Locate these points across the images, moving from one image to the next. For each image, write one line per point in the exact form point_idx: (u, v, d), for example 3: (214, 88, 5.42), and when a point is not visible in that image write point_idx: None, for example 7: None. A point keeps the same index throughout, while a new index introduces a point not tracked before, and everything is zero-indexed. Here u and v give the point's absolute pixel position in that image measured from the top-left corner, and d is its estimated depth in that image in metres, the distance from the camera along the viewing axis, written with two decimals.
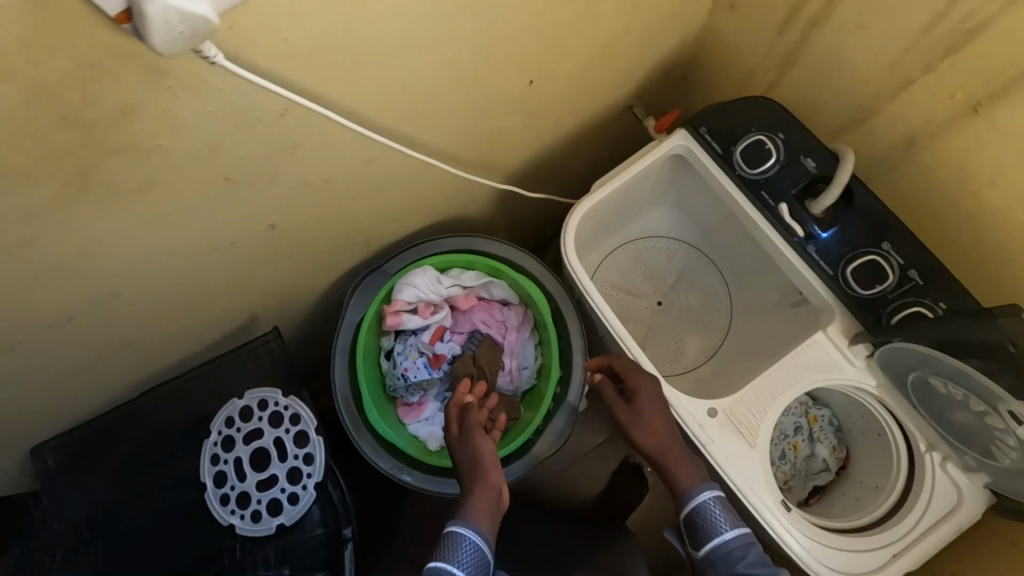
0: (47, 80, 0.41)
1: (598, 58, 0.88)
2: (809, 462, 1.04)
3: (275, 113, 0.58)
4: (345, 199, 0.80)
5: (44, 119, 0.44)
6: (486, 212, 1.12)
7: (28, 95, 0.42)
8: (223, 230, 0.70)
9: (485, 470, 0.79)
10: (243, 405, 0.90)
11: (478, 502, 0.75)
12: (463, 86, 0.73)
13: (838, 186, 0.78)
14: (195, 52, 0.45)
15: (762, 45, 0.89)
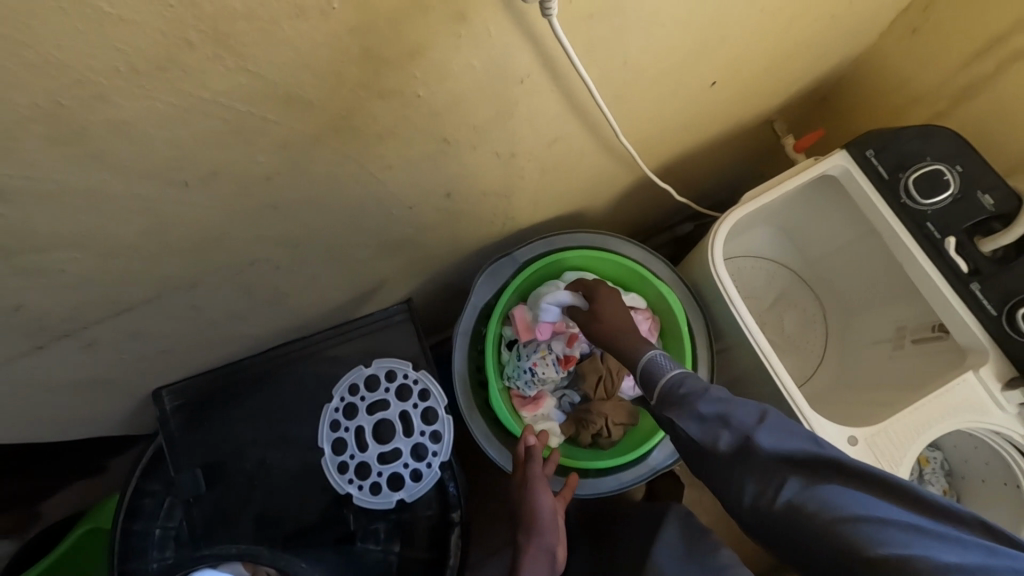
0: (379, 10, 0.39)
1: (775, 67, 0.87)
2: None
3: (517, 79, 0.56)
4: (515, 176, 0.78)
5: (353, 49, 0.42)
6: (609, 209, 1.10)
7: (356, 22, 0.39)
8: (411, 191, 0.67)
9: (542, 529, 0.77)
10: (369, 374, 0.87)
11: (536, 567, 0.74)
12: (665, 77, 0.72)
13: (1022, 226, 0.77)
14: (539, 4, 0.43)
15: (938, 75, 0.88)
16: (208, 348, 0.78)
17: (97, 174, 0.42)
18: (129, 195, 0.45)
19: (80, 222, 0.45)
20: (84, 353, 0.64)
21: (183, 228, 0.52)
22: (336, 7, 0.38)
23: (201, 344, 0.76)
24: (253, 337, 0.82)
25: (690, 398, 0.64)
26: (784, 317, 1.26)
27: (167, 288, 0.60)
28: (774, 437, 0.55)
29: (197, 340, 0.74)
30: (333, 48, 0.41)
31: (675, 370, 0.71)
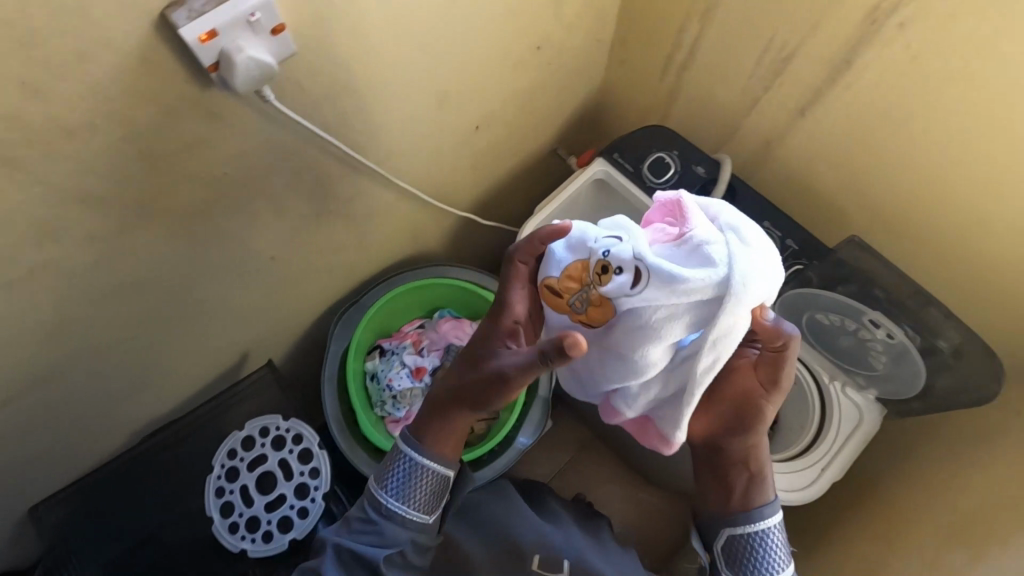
0: (135, 123, 0.54)
1: (526, 107, 1.10)
2: None
3: (289, 152, 0.72)
4: (333, 233, 0.93)
5: (126, 153, 0.56)
6: (447, 247, 1.28)
7: (120, 134, 0.54)
8: (235, 260, 0.80)
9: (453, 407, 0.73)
10: (244, 436, 0.95)
11: (446, 432, 0.72)
12: (427, 129, 0.91)
13: (722, 182, 1.03)
14: (257, 93, 0.59)
15: (649, 88, 1.15)
16: (78, 447, 0.84)
17: None
18: None
19: None
20: None
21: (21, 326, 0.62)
22: (96, 123, 0.52)
23: (71, 445, 0.83)
24: (122, 429, 0.89)
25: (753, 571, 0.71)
26: None
27: (18, 388, 0.68)
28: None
29: (62, 440, 0.81)
30: (107, 154, 0.54)
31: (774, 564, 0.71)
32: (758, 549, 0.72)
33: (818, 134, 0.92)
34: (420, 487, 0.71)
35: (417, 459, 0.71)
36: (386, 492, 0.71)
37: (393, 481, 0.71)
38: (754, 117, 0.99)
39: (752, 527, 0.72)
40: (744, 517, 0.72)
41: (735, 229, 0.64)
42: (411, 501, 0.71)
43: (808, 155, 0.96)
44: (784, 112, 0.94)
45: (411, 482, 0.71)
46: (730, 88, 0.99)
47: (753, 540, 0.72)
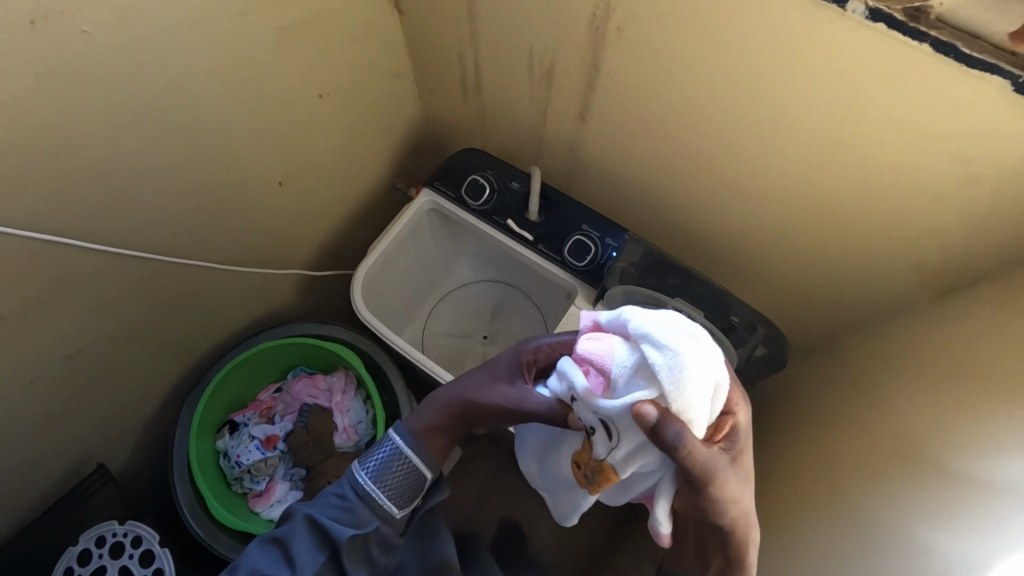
0: None
1: (335, 154, 1.09)
2: None
3: (28, 255, 0.71)
4: (137, 319, 0.91)
5: None
6: (304, 302, 1.26)
7: None
8: (9, 370, 0.78)
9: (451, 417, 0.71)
10: (80, 550, 0.89)
11: (436, 435, 0.71)
12: (212, 199, 0.90)
13: (534, 193, 1.04)
14: None
15: (462, 114, 1.17)
16: None
17: None
18: None
19: None
20: None
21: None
22: None
23: None
24: None
25: None
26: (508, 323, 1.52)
27: None
28: None
29: None
30: None
31: None
32: None
33: (599, 136, 0.95)
34: (395, 471, 0.69)
35: (398, 445, 0.70)
36: (362, 466, 0.69)
37: (381, 456, 0.70)
38: (548, 129, 1.02)
39: None
40: None
41: (651, 335, 0.49)
42: (386, 480, 0.69)
43: (601, 155, 0.98)
44: (566, 120, 0.97)
45: (387, 462, 0.69)
46: (519, 105, 1.02)
47: None
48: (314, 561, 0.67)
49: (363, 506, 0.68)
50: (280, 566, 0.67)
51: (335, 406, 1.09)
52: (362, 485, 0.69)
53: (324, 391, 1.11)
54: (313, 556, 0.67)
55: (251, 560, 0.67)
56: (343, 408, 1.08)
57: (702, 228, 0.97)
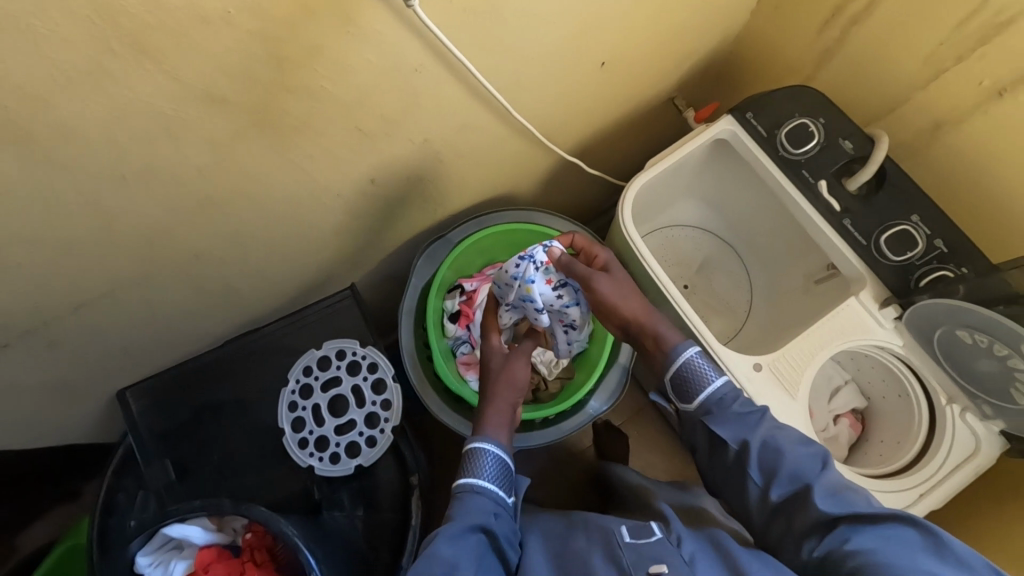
0: (272, 31, 0.49)
1: (658, 48, 0.98)
2: (844, 432, 1.10)
3: (412, 68, 0.65)
4: (434, 160, 0.87)
5: (258, 70, 0.52)
6: (539, 190, 1.20)
7: (260, 51, 0.50)
8: (337, 179, 0.76)
9: (508, 388, 0.82)
10: (322, 354, 0.96)
11: (499, 419, 0.78)
12: (552, 60, 0.82)
13: (874, 162, 0.89)
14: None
15: (802, 43, 1.00)
16: (155, 344, 0.84)
17: (64, 183, 0.51)
18: (81, 191, 0.53)
19: (36, 222, 0.53)
20: (44, 352, 0.71)
21: (143, 215, 0.60)
22: (231, 13, 0.46)
23: (150, 342, 0.84)
24: (204, 331, 0.90)
25: (718, 404, 0.75)
26: (712, 278, 1.47)
27: (122, 282, 0.68)
28: (831, 500, 0.65)
29: (156, 330, 0.82)
30: (237, 51, 0.49)
31: (714, 379, 0.77)
32: (696, 368, 0.77)
33: (1014, 122, 0.78)
34: (500, 474, 0.73)
35: (494, 451, 0.74)
36: (478, 477, 0.71)
37: (487, 467, 0.72)
38: (932, 92, 0.85)
39: (679, 357, 0.77)
40: (670, 355, 0.78)
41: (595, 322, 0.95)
42: (499, 480, 0.72)
43: (983, 146, 0.82)
44: (978, 90, 0.79)
45: (498, 472, 0.73)
46: (912, 54, 0.85)
47: (685, 365, 0.77)
48: (620, 555, 0.62)
49: (479, 511, 0.67)
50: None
51: None
52: (484, 488, 0.70)
53: None
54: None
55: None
56: None
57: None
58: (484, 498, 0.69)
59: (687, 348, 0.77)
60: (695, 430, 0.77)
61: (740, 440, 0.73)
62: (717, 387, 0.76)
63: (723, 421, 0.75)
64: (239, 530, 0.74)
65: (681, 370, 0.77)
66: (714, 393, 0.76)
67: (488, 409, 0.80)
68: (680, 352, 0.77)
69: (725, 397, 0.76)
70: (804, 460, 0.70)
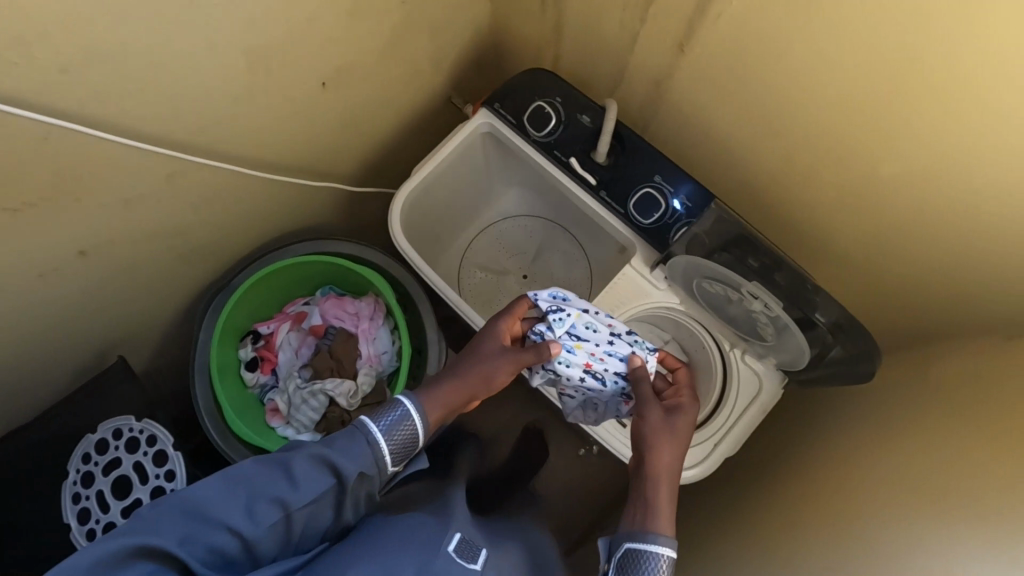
0: None
1: (387, 58, 0.97)
2: None
3: (35, 137, 0.62)
4: (159, 217, 0.85)
5: None
6: (335, 217, 1.18)
7: None
8: (25, 261, 0.73)
9: (461, 371, 0.72)
10: (98, 438, 0.90)
11: (439, 396, 0.70)
12: (244, 94, 0.80)
13: (606, 134, 0.90)
14: None
15: (533, 26, 1.01)
16: None
17: None
18: None
19: None
20: None
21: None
22: None
23: None
24: None
25: None
26: (550, 261, 1.47)
27: None
28: None
29: None
30: None
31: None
32: (647, 565, 0.60)
33: (697, 72, 0.80)
34: (399, 441, 0.64)
35: (408, 405, 0.65)
36: (374, 421, 0.63)
37: (397, 420, 0.64)
38: (635, 55, 0.87)
39: (641, 543, 0.61)
40: (642, 535, 0.62)
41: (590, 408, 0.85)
42: (394, 438, 0.63)
43: (695, 97, 0.84)
44: (661, 48, 0.81)
45: (406, 428, 0.64)
46: (605, 22, 0.86)
47: (638, 554, 0.61)
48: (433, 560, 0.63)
49: (347, 463, 0.61)
50: (281, 515, 0.59)
51: (361, 331, 1.04)
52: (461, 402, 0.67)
53: (353, 315, 1.05)
54: (307, 511, 0.60)
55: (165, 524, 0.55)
56: (370, 335, 1.03)
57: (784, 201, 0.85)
58: (363, 446, 0.61)
59: (663, 545, 0.61)
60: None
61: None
62: None
63: None
64: None
65: (636, 552, 0.61)
66: None
67: (449, 373, 0.73)
68: (657, 541, 0.61)
69: None
70: None
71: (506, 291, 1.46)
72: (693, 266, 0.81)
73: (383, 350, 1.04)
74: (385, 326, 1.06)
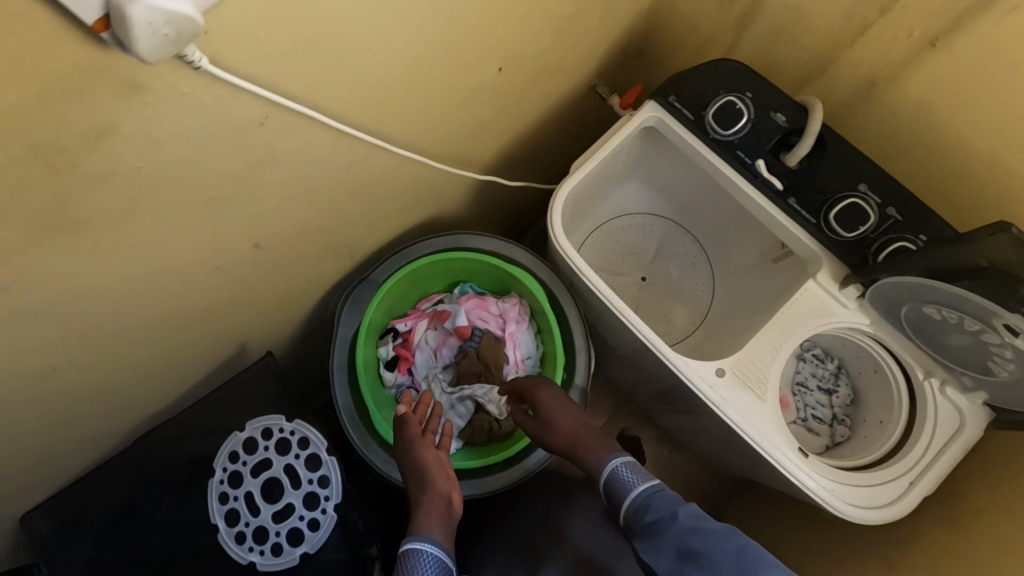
0: (27, 125, 0.40)
1: (559, 41, 0.89)
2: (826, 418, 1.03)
3: (255, 122, 0.56)
4: (328, 208, 0.78)
5: (34, 171, 0.43)
6: (467, 209, 1.11)
7: (25, 152, 0.41)
8: (209, 256, 0.68)
9: (432, 481, 0.80)
10: (246, 437, 0.86)
11: (430, 514, 0.75)
12: (436, 78, 0.73)
13: (810, 136, 0.81)
14: (179, 58, 0.43)
15: (715, 11, 0.92)
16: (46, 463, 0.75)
17: None
18: None
19: None
20: None
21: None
22: None
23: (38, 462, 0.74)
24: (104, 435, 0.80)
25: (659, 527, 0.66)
26: (669, 266, 1.39)
27: None
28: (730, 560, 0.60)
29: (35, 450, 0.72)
30: None
31: (641, 485, 0.72)
32: (620, 478, 0.74)
33: (956, 72, 0.70)
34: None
35: (428, 550, 0.71)
36: None
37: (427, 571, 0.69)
38: (859, 50, 0.77)
39: (606, 469, 0.76)
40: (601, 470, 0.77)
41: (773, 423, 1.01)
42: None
43: (927, 101, 0.75)
44: (907, 43, 0.72)
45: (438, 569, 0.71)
46: (829, 9, 0.76)
47: (610, 478, 0.75)
48: None
49: None
50: None
51: (507, 334, 0.99)
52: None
53: (496, 317, 1.01)
54: None
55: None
56: (517, 340, 0.99)
57: (1020, 219, 0.75)
58: None
59: (614, 458, 0.76)
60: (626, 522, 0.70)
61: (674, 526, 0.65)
62: (638, 492, 0.71)
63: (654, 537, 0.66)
64: None
65: (609, 482, 0.75)
66: (636, 497, 0.71)
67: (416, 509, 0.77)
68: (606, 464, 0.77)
69: (647, 502, 0.70)
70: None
71: (623, 294, 1.37)
72: (889, 298, 0.81)
73: (530, 356, 1.01)
74: (528, 331, 1.01)
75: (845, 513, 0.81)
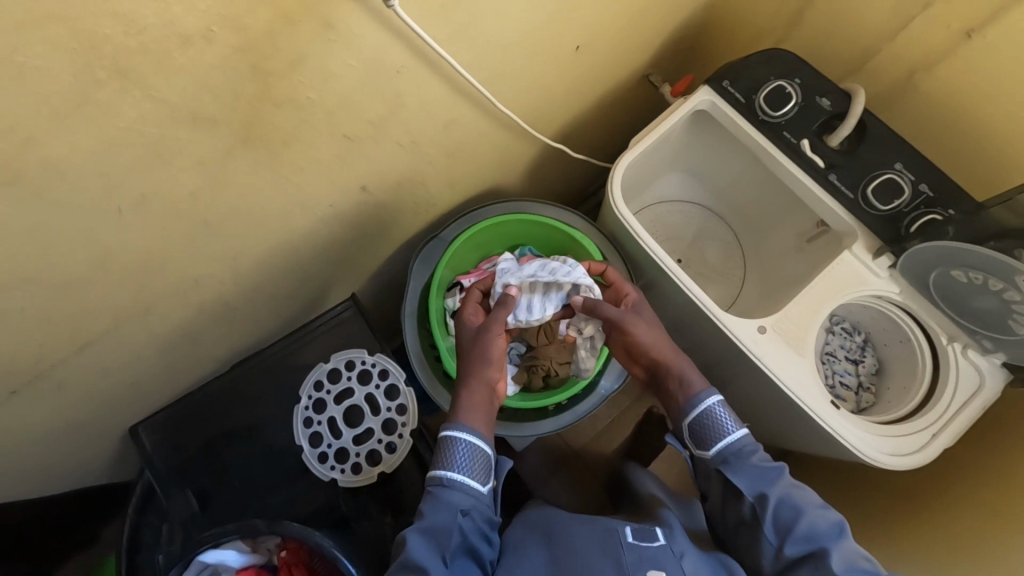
0: (255, 46, 0.49)
1: (630, 27, 0.98)
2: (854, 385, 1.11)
3: (396, 68, 0.65)
4: (423, 163, 0.88)
5: (245, 87, 0.52)
6: (526, 183, 1.20)
7: (247, 69, 0.51)
8: (329, 193, 0.77)
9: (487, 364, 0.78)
10: (330, 368, 0.96)
11: (474, 404, 0.76)
12: (530, 48, 0.83)
13: (853, 116, 0.90)
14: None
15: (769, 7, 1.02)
16: (164, 378, 0.84)
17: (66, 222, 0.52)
18: (71, 225, 0.52)
19: (25, 261, 0.52)
20: (53, 395, 0.70)
21: (138, 239, 0.59)
22: (215, 31, 0.46)
23: (157, 377, 0.83)
24: (209, 360, 0.89)
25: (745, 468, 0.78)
26: (703, 250, 1.48)
27: (126, 317, 0.68)
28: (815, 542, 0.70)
29: (162, 360, 0.81)
30: (221, 68, 0.49)
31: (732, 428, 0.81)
32: (716, 418, 0.82)
33: (990, 60, 0.80)
34: (479, 459, 0.72)
35: (467, 438, 0.72)
36: (452, 468, 0.70)
37: (461, 458, 0.71)
38: (902, 42, 0.87)
39: (700, 406, 0.82)
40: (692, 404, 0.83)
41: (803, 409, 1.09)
42: (471, 471, 0.71)
43: (960, 88, 0.85)
44: (946, 34, 0.82)
45: (475, 457, 0.72)
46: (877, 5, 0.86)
47: (705, 415, 0.82)
48: (622, 555, 0.68)
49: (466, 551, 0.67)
50: None
51: None
52: (456, 482, 0.69)
53: None
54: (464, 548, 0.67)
55: (526, 558, 0.74)
56: None
57: None
58: (453, 490, 0.69)
59: (710, 397, 0.83)
60: (709, 477, 0.81)
61: (756, 494, 0.76)
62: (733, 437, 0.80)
63: (739, 470, 0.78)
64: (272, 549, 0.79)
65: (701, 418, 0.82)
66: (732, 443, 0.80)
67: (461, 387, 0.78)
68: (702, 400, 0.82)
69: (742, 448, 0.79)
70: (820, 523, 0.72)
71: None
72: (922, 267, 0.91)
73: None
74: None
75: (874, 459, 0.90)
